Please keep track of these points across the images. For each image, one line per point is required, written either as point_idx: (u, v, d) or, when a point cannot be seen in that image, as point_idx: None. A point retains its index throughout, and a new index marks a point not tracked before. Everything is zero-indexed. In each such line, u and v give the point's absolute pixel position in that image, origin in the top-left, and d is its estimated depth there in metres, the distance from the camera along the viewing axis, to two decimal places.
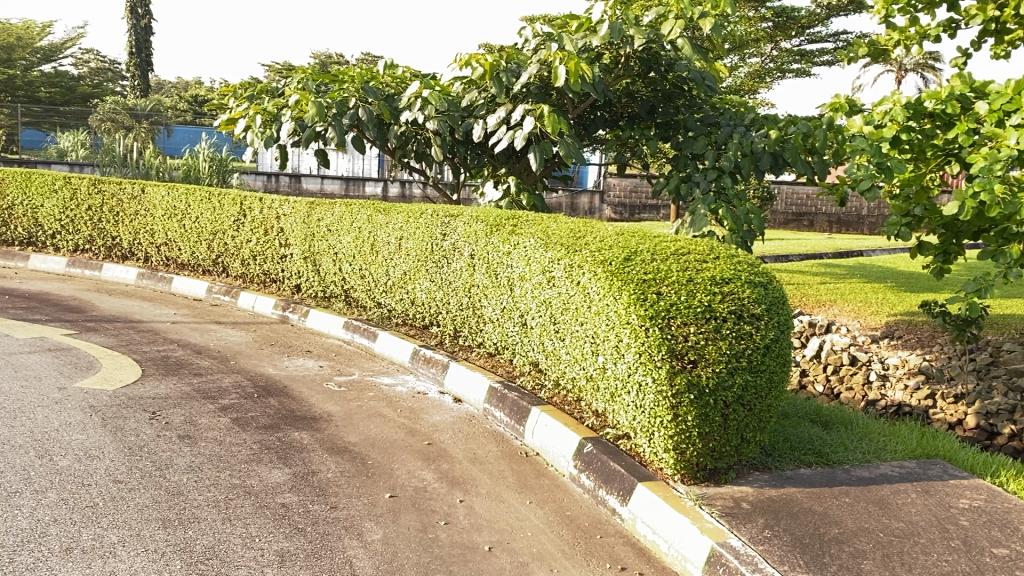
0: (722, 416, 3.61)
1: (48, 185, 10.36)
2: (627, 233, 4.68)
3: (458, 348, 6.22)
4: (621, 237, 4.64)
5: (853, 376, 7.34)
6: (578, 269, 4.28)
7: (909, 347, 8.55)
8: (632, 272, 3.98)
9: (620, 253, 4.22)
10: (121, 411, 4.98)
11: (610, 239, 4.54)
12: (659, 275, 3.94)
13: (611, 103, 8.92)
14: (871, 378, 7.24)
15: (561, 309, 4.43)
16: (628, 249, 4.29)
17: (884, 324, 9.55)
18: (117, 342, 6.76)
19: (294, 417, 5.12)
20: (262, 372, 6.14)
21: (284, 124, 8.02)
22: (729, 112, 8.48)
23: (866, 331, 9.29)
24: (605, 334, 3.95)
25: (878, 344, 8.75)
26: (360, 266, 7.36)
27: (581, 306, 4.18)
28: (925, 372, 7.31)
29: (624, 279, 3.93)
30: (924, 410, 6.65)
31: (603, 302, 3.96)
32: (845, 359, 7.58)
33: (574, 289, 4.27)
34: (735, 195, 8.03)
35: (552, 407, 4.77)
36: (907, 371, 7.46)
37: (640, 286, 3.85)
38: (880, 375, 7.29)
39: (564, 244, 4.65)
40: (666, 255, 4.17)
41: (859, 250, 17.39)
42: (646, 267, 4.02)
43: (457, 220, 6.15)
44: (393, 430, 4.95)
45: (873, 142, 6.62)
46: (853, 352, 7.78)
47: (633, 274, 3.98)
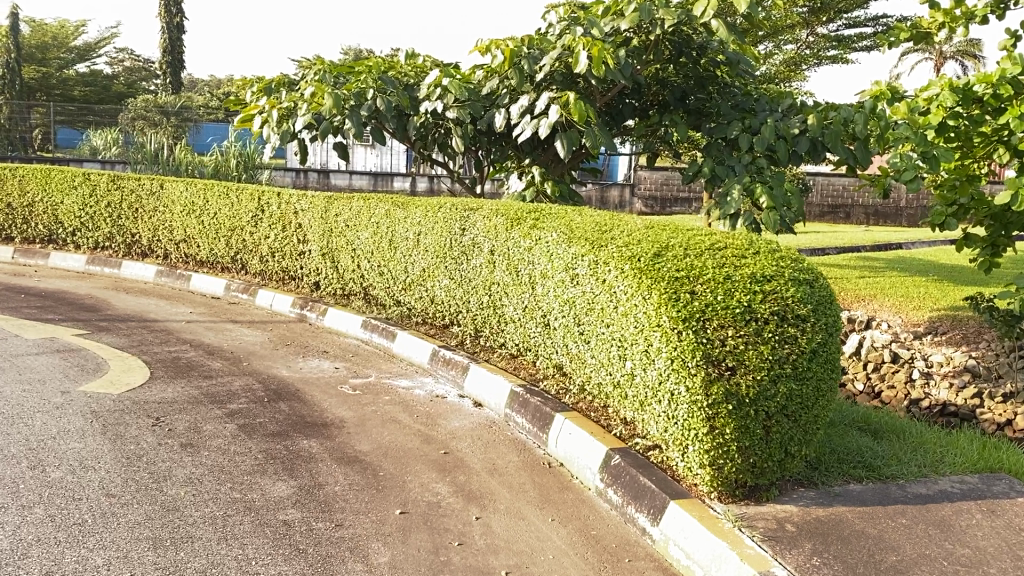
0: (764, 429, 3.27)
1: (67, 181, 10.24)
2: (657, 225, 4.29)
3: (478, 349, 5.90)
4: (651, 230, 4.25)
5: (895, 374, 6.89)
6: (604, 266, 3.89)
7: (954, 344, 8.10)
8: (663, 269, 3.59)
9: (649, 248, 3.82)
10: (123, 418, 4.74)
11: (640, 233, 4.15)
12: (693, 272, 3.55)
13: (642, 90, 8.56)
14: (913, 376, 6.81)
15: (585, 309, 4.06)
16: (659, 244, 3.89)
17: (927, 319, 9.07)
18: (128, 342, 6.55)
19: (304, 423, 4.84)
20: (276, 374, 5.88)
21: (299, 117, 7.72)
22: (764, 97, 8.07)
23: (907, 326, 8.82)
24: (632, 337, 3.57)
25: (921, 340, 8.30)
26: (378, 263, 7.08)
27: (607, 306, 3.79)
28: (971, 370, 6.87)
29: (654, 276, 3.55)
30: (970, 409, 6.24)
31: (630, 302, 3.58)
32: (886, 357, 7.15)
33: (599, 288, 3.88)
34: (773, 176, 7.61)
35: (577, 414, 4.44)
36: (952, 368, 7.02)
37: (671, 284, 3.47)
38: (924, 373, 6.86)
39: (589, 239, 4.27)
40: (700, 248, 3.79)
41: (898, 242, 16.84)
42: (678, 264, 3.63)
43: (476, 213, 5.85)
44: (408, 438, 4.65)
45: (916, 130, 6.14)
46: (894, 348, 7.36)
47: (663, 271, 3.59)
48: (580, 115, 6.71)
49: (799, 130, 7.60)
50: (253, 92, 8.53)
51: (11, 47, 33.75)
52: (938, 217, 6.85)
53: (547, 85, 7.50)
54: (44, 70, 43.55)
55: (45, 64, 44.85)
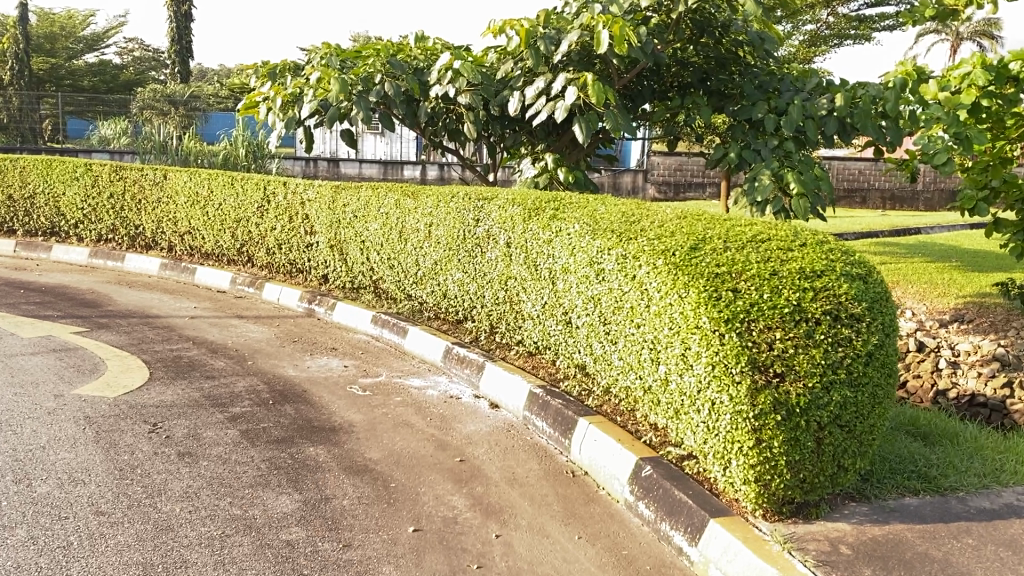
0: (815, 441, 2.95)
1: (69, 172, 9.97)
2: (690, 215, 3.95)
3: (494, 346, 5.59)
4: (683, 220, 3.91)
5: (922, 363, 6.52)
6: (634, 261, 3.56)
7: (982, 333, 7.74)
8: (701, 265, 3.26)
9: (684, 240, 3.48)
10: (118, 424, 4.46)
11: (672, 224, 3.81)
12: (735, 267, 3.21)
13: (660, 72, 8.19)
14: (941, 365, 6.43)
15: (612, 308, 3.73)
16: (694, 236, 3.55)
17: (953, 306, 8.70)
18: (128, 341, 6.27)
19: (310, 428, 4.54)
20: (282, 373, 5.59)
21: (305, 104, 7.40)
22: (789, 77, 7.73)
23: (932, 314, 8.43)
24: (666, 340, 3.24)
25: (947, 328, 7.93)
26: (389, 255, 6.77)
27: (638, 305, 3.46)
28: (1001, 359, 6.54)
29: (691, 272, 3.21)
30: (1001, 400, 5.61)
31: (664, 301, 3.25)
32: (912, 346, 6.86)
33: (629, 285, 3.55)
34: (802, 161, 7.29)
35: (603, 419, 4.12)
36: (980, 356, 6.70)
37: (711, 281, 3.14)
38: (951, 363, 6.49)
39: (616, 231, 3.94)
40: (740, 240, 3.45)
41: (917, 226, 16.40)
42: (717, 258, 3.29)
43: (491, 203, 5.52)
44: (421, 444, 4.35)
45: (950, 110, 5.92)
46: (919, 338, 7.09)
47: (701, 266, 3.26)
48: (598, 97, 6.37)
49: (827, 111, 7.26)
50: (258, 77, 8.19)
51: (20, 38, 33.59)
52: (969, 201, 6.60)
53: (563, 66, 7.15)
54: (53, 61, 43.41)
55: (54, 55, 44.69)
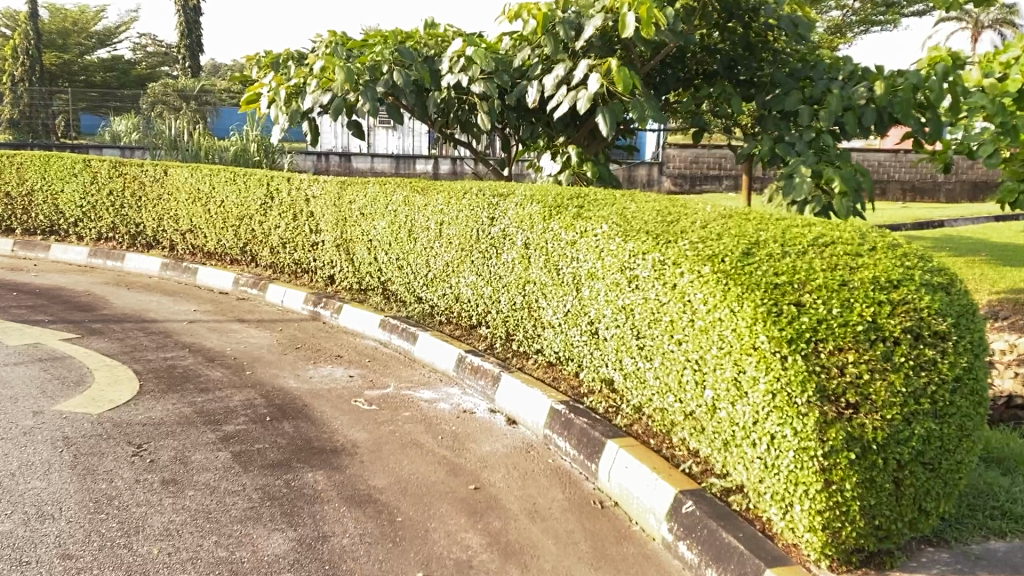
0: (893, 482, 2.50)
1: (67, 168, 9.61)
2: (735, 214, 3.50)
3: (510, 354, 5.15)
4: (728, 220, 3.45)
5: None
6: (674, 268, 3.11)
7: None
8: (755, 273, 2.80)
9: (734, 244, 3.02)
10: (99, 446, 4.05)
11: (717, 224, 3.35)
12: (797, 276, 2.75)
13: (685, 59, 7.72)
14: None
15: (647, 320, 3.28)
16: (744, 238, 3.09)
17: (989, 303, 8.17)
18: (121, 348, 5.88)
19: (309, 450, 4.12)
20: (281, 385, 5.17)
21: (308, 95, 6.96)
22: (822, 64, 7.27)
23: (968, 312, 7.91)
24: (715, 361, 2.79)
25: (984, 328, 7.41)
26: (397, 255, 6.34)
27: (679, 320, 3.01)
28: None
29: (744, 282, 2.76)
30: None
31: (712, 317, 2.81)
32: None
33: (668, 296, 3.10)
34: (839, 155, 6.89)
35: (635, 442, 3.68)
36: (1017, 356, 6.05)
37: (769, 293, 2.68)
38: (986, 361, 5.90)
39: (651, 231, 3.48)
40: (800, 243, 2.98)
41: (942, 219, 15.79)
42: (775, 266, 2.83)
43: (508, 200, 5.08)
44: (432, 469, 3.92)
45: (995, 97, 5.52)
46: None
47: (755, 275, 2.80)
48: (625, 85, 5.92)
49: (865, 100, 6.84)
50: (261, 68, 7.75)
51: (31, 34, 33.41)
52: (1010, 194, 5.90)
53: (584, 53, 6.70)
54: (65, 56, 43.23)
55: (66, 50, 44.42)
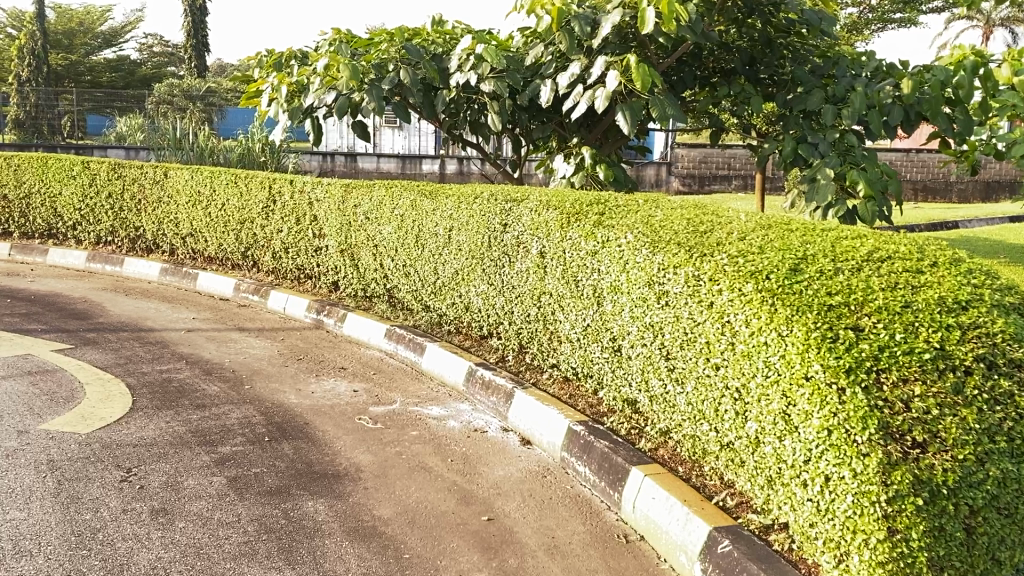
0: (966, 531, 2.19)
1: (65, 170, 9.36)
2: (776, 226, 3.22)
3: (523, 367, 4.86)
4: (768, 232, 3.17)
5: None
6: (712, 286, 2.84)
7: None
8: (805, 293, 2.53)
9: (779, 261, 2.75)
10: (85, 471, 3.78)
11: (756, 236, 3.08)
12: (853, 297, 2.47)
13: (702, 57, 7.44)
14: None
15: (681, 342, 3.00)
16: (790, 254, 2.81)
17: None
18: (114, 360, 5.61)
19: (310, 474, 3.85)
20: (282, 401, 4.90)
21: (311, 93, 6.70)
22: (846, 60, 6.97)
23: None
24: (760, 391, 2.53)
25: None
26: (404, 262, 6.07)
27: (718, 343, 2.74)
28: None
29: (794, 304, 2.49)
30: None
31: (758, 342, 2.54)
32: None
33: (706, 316, 2.83)
34: (865, 156, 6.53)
35: (661, 470, 3.39)
36: None
37: (824, 316, 2.41)
38: None
39: (684, 243, 3.21)
40: (853, 259, 2.71)
41: (957, 220, 15.43)
42: (826, 285, 2.56)
43: (522, 204, 4.82)
44: (441, 497, 3.64)
45: None
46: None
47: (806, 295, 2.53)
48: (646, 81, 5.68)
49: (891, 98, 6.52)
50: (260, 67, 7.45)
51: (37, 34, 33.29)
52: None
53: (599, 50, 6.41)
54: (71, 57, 43.19)
55: (71, 51, 44.31)
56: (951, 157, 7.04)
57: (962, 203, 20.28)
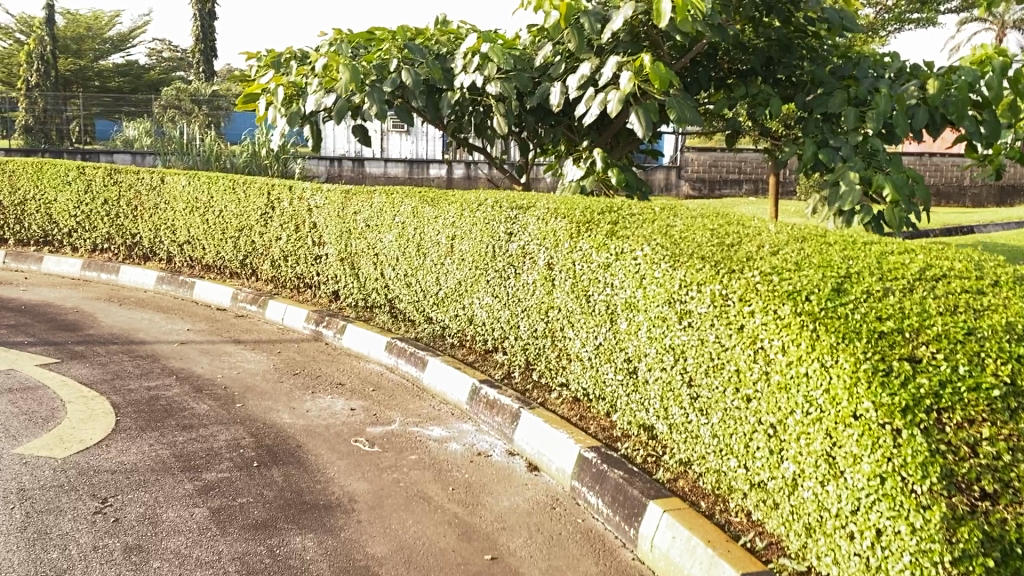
0: None
1: (61, 175, 9.12)
2: (812, 241, 3.00)
3: (530, 386, 4.56)
4: (803, 246, 2.94)
5: None
6: (744, 308, 2.60)
7: None
8: (851, 318, 2.28)
9: (819, 280, 2.51)
10: (56, 502, 3.50)
11: (792, 252, 2.84)
12: (908, 323, 2.23)
13: (717, 56, 7.14)
14: None
15: (709, 368, 2.77)
16: (831, 272, 2.57)
17: None
18: (101, 376, 5.34)
19: (300, 505, 3.55)
20: (275, 420, 4.61)
21: (310, 95, 6.43)
22: (868, 60, 6.65)
23: None
24: (801, 429, 2.32)
25: None
26: (406, 272, 5.78)
27: (754, 373, 2.52)
28: None
29: (840, 330, 2.24)
30: None
31: (800, 374, 2.31)
32: None
33: (739, 341, 2.60)
34: (889, 161, 6.25)
35: (680, 504, 3.11)
36: None
37: (876, 343, 2.16)
38: None
39: (710, 258, 2.96)
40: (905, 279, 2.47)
41: (972, 224, 15.04)
42: (876, 308, 2.32)
43: (529, 211, 4.53)
44: (441, 531, 3.34)
45: None
46: None
47: (852, 319, 2.28)
48: (662, 81, 5.40)
49: (916, 100, 6.19)
50: (258, 67, 7.14)
51: (46, 40, 33.24)
52: None
53: (610, 49, 6.14)
54: (80, 62, 43.23)
55: (80, 56, 44.30)
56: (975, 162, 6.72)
57: (977, 208, 19.85)
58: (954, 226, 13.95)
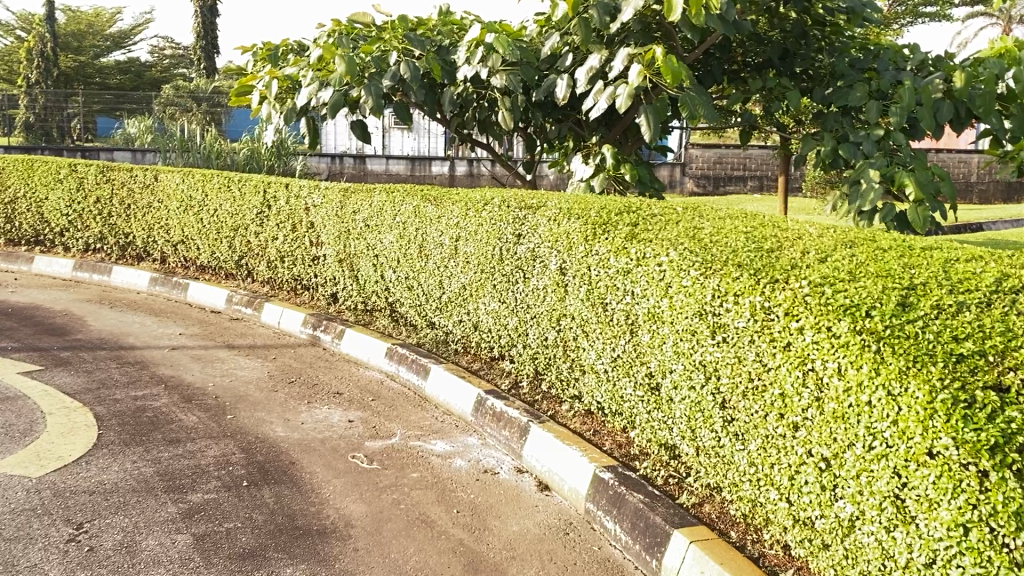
0: None
1: (52, 173, 8.84)
2: (862, 251, 2.86)
3: (539, 397, 4.27)
4: (853, 255, 2.78)
5: None
6: (795, 327, 2.45)
7: None
8: (922, 341, 2.15)
9: (881, 295, 2.37)
10: (27, 528, 3.21)
11: (843, 262, 2.70)
12: (989, 345, 2.10)
13: (731, 48, 6.84)
14: None
15: (751, 390, 2.62)
16: (891, 287, 2.43)
17: None
18: (86, 385, 5.06)
19: (291, 531, 3.27)
20: (267, 434, 4.32)
21: (305, 90, 6.14)
22: (890, 52, 6.34)
23: None
24: (862, 464, 2.19)
25: None
26: (407, 275, 5.50)
27: (807, 399, 2.39)
28: None
29: (909, 353, 2.11)
30: None
31: (863, 404, 2.18)
32: None
33: (788, 362, 2.46)
34: (912, 157, 5.88)
35: (709, 531, 2.83)
36: None
37: (954, 371, 2.03)
38: None
39: (750, 267, 2.79)
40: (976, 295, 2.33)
41: (983, 221, 14.73)
42: (948, 330, 2.19)
43: (539, 212, 4.25)
44: (444, 562, 3.05)
45: None
46: None
47: (923, 342, 2.15)
48: (673, 75, 5.10)
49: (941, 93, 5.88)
50: (254, 61, 6.88)
51: (46, 36, 32.97)
52: None
53: (621, 40, 5.85)
54: (80, 59, 43.01)
55: (81, 53, 44.04)
56: (1001, 160, 6.39)
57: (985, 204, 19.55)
58: (963, 222, 13.59)
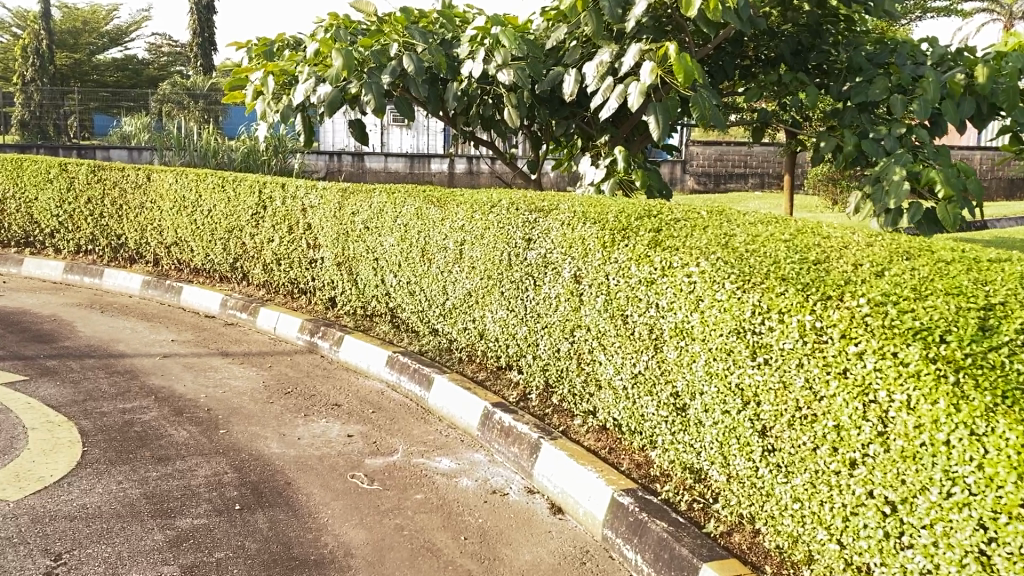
0: None
1: (42, 173, 8.59)
2: (912, 263, 2.70)
3: (550, 411, 4.03)
4: (902, 267, 2.64)
5: None
6: (853, 350, 2.32)
7: None
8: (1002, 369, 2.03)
9: (949, 314, 2.24)
10: (2, 560, 2.97)
11: (898, 276, 2.57)
12: None
13: (743, 42, 6.59)
14: None
15: (799, 419, 2.50)
16: (956, 303, 2.30)
17: None
18: (72, 397, 4.81)
19: (286, 562, 3.03)
20: (260, 451, 4.08)
21: (301, 87, 5.88)
22: (908, 46, 6.10)
23: None
24: (935, 511, 2.10)
25: None
26: (408, 279, 5.26)
27: (868, 434, 2.28)
28: None
29: (991, 386, 2.00)
30: None
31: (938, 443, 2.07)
32: None
33: (845, 389, 2.33)
34: (936, 154, 5.61)
35: (745, 565, 2.60)
36: None
37: None
38: None
39: (793, 282, 2.64)
40: None
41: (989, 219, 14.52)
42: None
43: (551, 215, 4.02)
44: None
45: None
46: None
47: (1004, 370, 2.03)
48: (686, 74, 4.86)
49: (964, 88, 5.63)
50: (249, 56, 6.63)
51: (42, 34, 32.64)
52: None
53: (631, 34, 5.61)
54: (76, 57, 42.66)
55: (78, 50, 43.70)
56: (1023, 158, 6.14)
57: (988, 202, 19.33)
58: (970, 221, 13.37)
